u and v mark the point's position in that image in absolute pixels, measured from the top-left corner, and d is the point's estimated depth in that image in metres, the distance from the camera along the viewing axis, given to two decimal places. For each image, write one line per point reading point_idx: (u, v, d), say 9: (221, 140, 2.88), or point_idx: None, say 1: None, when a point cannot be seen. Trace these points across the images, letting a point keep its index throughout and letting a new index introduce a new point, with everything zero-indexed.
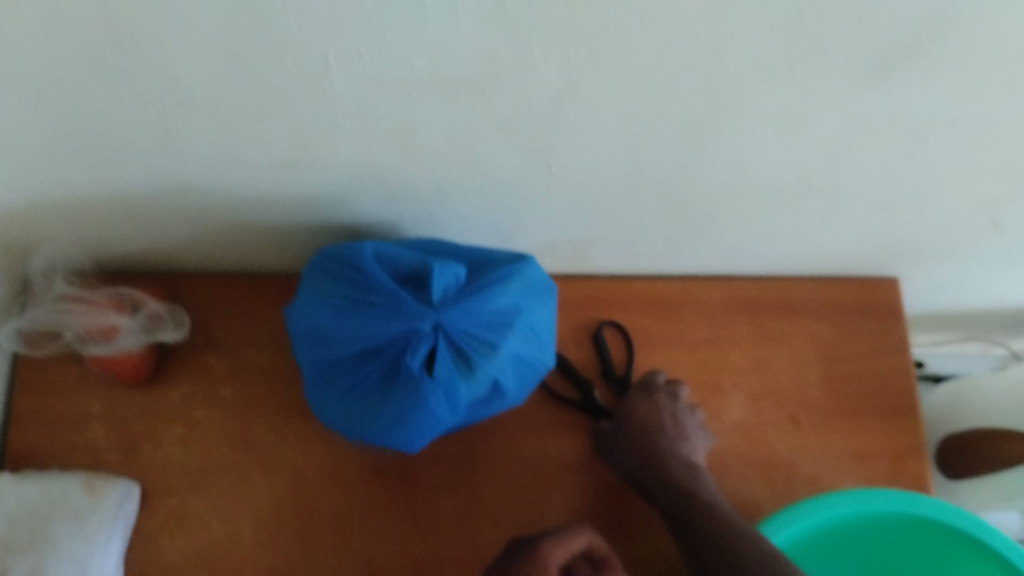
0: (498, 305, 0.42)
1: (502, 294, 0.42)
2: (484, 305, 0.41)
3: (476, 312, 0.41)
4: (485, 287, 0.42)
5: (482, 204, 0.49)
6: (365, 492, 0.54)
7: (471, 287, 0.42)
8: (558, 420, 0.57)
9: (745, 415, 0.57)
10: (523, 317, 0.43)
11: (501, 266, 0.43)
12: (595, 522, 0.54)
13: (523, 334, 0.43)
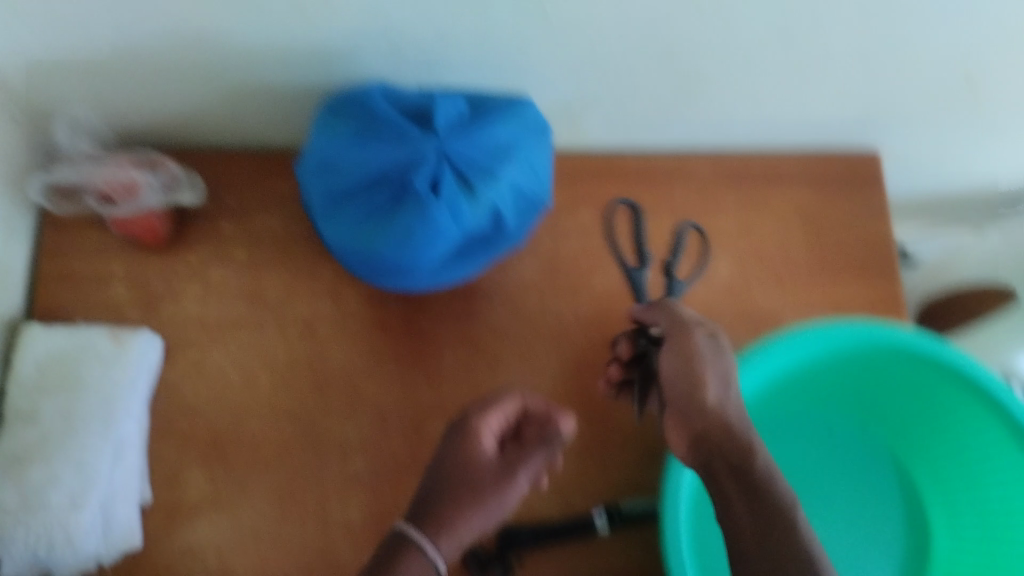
0: (499, 136, 0.44)
1: (502, 127, 0.44)
2: (484, 135, 0.44)
3: (477, 140, 0.44)
4: (486, 120, 0.44)
5: (481, 59, 0.51)
6: (374, 344, 0.57)
7: (472, 120, 0.44)
8: (555, 281, 0.59)
9: (732, 276, 0.59)
10: (522, 151, 0.45)
11: (500, 105, 0.46)
12: (589, 371, 0.57)
13: (523, 167, 0.45)
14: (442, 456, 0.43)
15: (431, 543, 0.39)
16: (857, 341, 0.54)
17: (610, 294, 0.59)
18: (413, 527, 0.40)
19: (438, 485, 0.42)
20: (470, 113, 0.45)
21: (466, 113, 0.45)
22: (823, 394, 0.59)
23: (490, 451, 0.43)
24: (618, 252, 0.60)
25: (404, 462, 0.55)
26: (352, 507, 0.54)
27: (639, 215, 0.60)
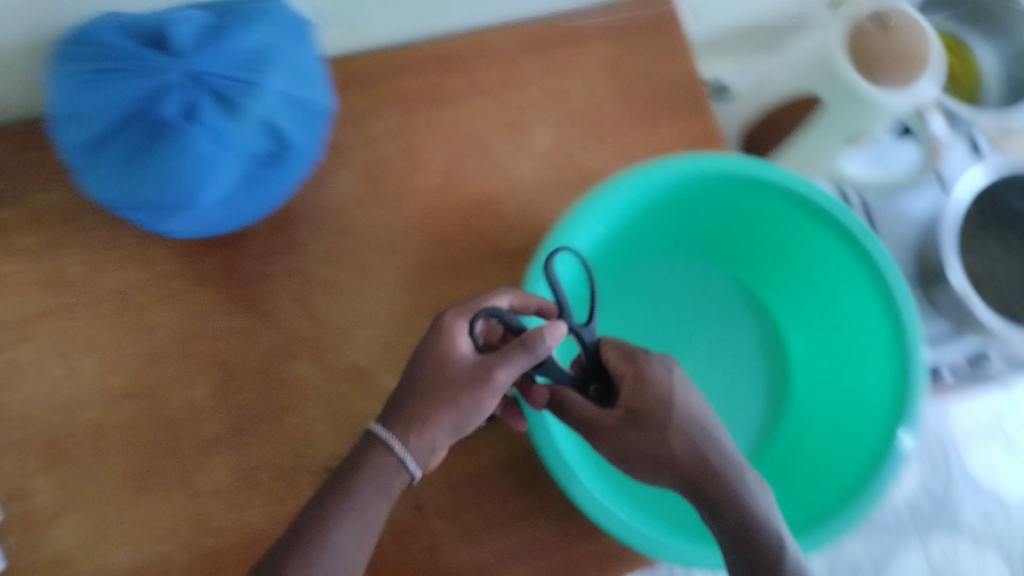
0: (247, 43, 0.41)
1: (248, 33, 0.41)
2: (228, 45, 0.40)
3: (222, 53, 0.40)
4: (231, 29, 0.41)
5: None
6: (200, 298, 0.54)
7: (213, 33, 0.41)
8: (378, 191, 0.57)
9: (553, 143, 0.58)
10: (281, 54, 0.42)
11: (244, 9, 0.42)
12: (432, 273, 0.56)
13: (285, 71, 0.42)
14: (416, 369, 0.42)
15: (400, 442, 0.40)
16: (676, 184, 0.55)
17: (434, 190, 0.57)
18: (382, 425, 0.41)
19: (415, 389, 0.41)
20: (214, 24, 0.41)
21: (207, 24, 0.41)
22: (662, 235, 0.62)
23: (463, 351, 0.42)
24: (433, 146, 0.57)
25: (262, 410, 0.53)
26: (219, 469, 0.52)
27: (446, 103, 0.58)
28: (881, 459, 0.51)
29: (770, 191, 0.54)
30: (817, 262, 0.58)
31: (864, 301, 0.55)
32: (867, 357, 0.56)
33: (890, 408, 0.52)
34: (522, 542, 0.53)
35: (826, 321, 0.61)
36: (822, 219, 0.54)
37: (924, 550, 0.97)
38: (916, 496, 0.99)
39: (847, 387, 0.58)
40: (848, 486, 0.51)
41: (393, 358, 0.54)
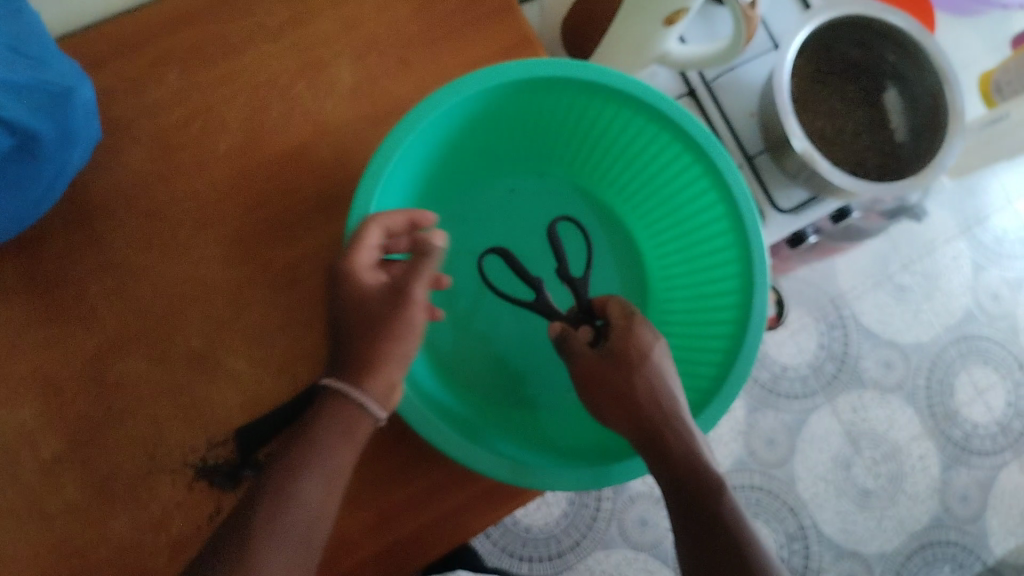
0: None
1: None
2: None
3: None
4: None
5: None
6: (4, 314, 0.49)
7: None
8: (178, 162, 0.52)
9: (356, 77, 0.54)
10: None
11: None
12: (254, 239, 0.52)
13: (3, 55, 0.39)
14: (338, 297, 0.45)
15: (359, 390, 0.43)
16: (488, 97, 0.52)
17: (238, 148, 0.53)
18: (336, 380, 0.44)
19: (344, 327, 0.45)
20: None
21: None
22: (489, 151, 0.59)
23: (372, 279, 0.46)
24: (228, 103, 0.53)
25: (100, 419, 0.49)
26: (66, 488, 0.48)
27: (232, 55, 0.54)
28: (737, 345, 0.51)
29: (587, 90, 0.52)
30: (651, 156, 0.56)
31: (700, 189, 0.54)
32: (712, 245, 0.55)
33: (739, 292, 0.52)
34: (405, 496, 0.51)
35: (669, 215, 0.59)
36: (644, 111, 0.52)
37: (832, 409, 1.01)
38: (818, 359, 1.01)
39: (698, 278, 0.58)
40: (711, 376, 0.52)
41: (230, 336, 0.51)
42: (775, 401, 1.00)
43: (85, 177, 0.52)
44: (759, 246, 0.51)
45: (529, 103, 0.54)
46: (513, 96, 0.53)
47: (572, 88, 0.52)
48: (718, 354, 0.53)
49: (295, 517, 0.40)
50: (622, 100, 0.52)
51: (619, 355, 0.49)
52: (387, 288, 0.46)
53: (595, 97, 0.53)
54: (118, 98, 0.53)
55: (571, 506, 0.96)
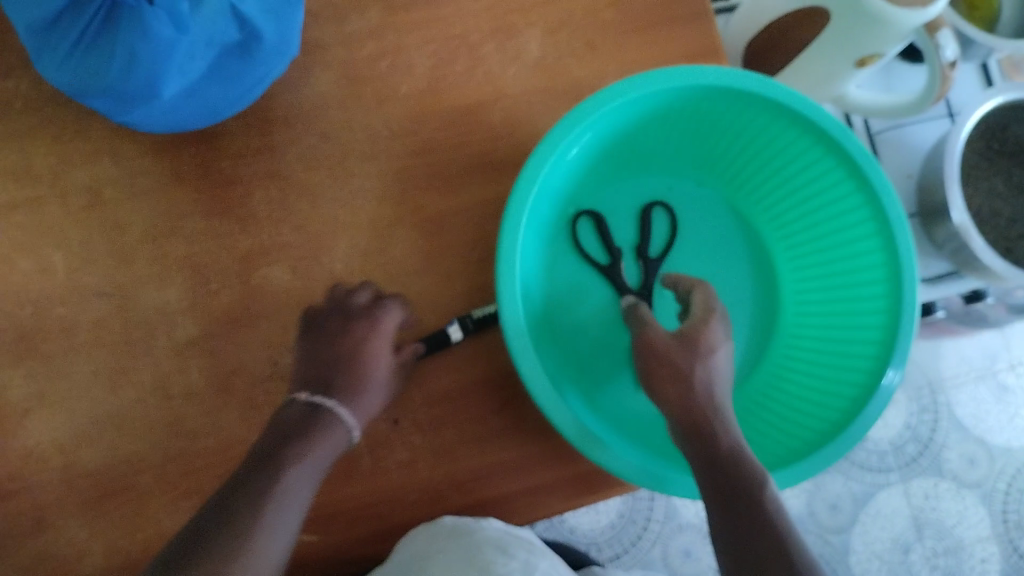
0: None
1: None
2: None
3: None
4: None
5: None
6: (172, 198, 0.52)
7: None
8: (359, 93, 0.54)
9: (541, 50, 0.56)
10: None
11: None
12: (412, 183, 0.54)
13: None
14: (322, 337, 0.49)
15: (347, 410, 0.47)
16: (675, 95, 0.52)
17: (418, 93, 0.55)
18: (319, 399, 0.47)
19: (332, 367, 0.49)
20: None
21: None
22: (653, 150, 0.59)
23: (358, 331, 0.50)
24: (418, 48, 0.55)
25: (235, 316, 0.51)
26: (192, 372, 0.51)
27: (431, 4, 0.55)
28: (866, 397, 0.50)
29: (772, 109, 0.52)
30: (816, 190, 0.56)
31: (860, 233, 0.53)
32: (858, 293, 0.54)
33: (879, 346, 0.51)
34: (500, 461, 0.52)
35: (816, 255, 0.58)
36: (824, 142, 0.52)
37: (904, 490, 0.98)
38: (901, 437, 0.99)
39: (833, 324, 0.56)
40: (831, 423, 0.51)
41: (372, 269, 0.53)
42: (848, 468, 0.99)
43: (272, 87, 0.54)
44: (911, 303, 0.50)
45: (713, 111, 0.54)
46: (700, 100, 0.53)
47: (761, 105, 0.52)
48: (841, 401, 0.52)
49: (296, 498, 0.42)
50: (806, 128, 0.52)
51: (684, 340, 0.47)
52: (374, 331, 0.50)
53: (779, 120, 0.53)
54: (318, 21, 0.55)
55: (620, 518, 0.96)
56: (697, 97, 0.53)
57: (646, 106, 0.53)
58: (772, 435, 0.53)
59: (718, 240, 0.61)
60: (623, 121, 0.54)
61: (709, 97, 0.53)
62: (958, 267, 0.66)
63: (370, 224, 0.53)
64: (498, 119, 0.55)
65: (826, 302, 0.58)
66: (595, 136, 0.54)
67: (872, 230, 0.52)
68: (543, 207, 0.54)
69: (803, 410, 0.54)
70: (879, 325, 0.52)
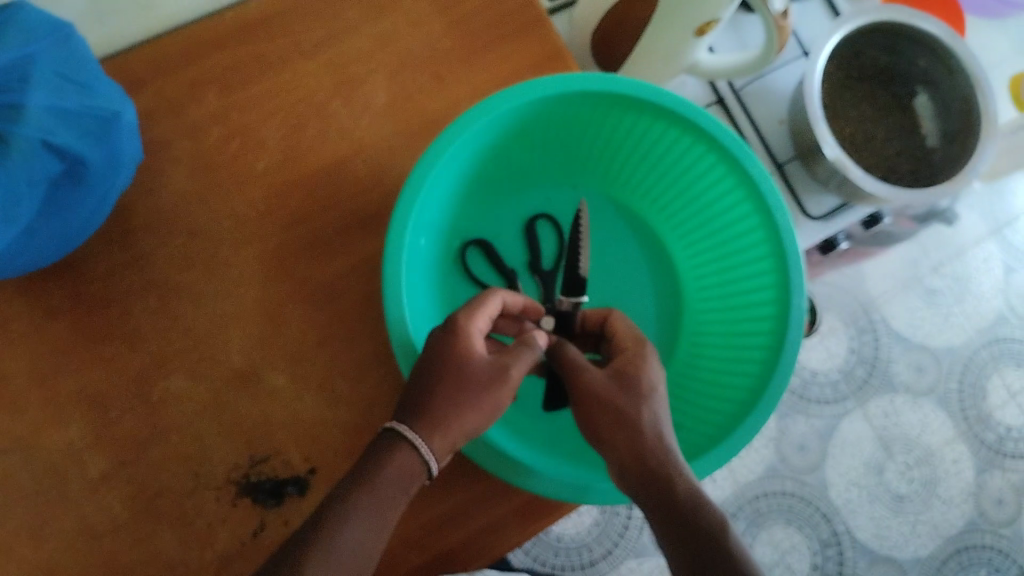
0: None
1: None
2: None
3: None
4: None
5: None
6: (47, 337, 0.50)
7: None
8: (217, 181, 0.53)
9: (389, 94, 0.55)
10: (38, 66, 0.40)
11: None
12: (288, 259, 0.53)
13: (48, 81, 0.40)
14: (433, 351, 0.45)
15: (424, 442, 0.42)
16: (523, 113, 0.52)
17: (277, 166, 0.54)
18: (404, 423, 0.43)
19: (431, 376, 0.44)
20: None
21: None
22: (521, 165, 0.59)
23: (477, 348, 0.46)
24: (267, 122, 0.54)
25: (146, 436, 0.50)
26: (113, 504, 0.49)
27: (270, 74, 0.55)
28: (776, 357, 0.51)
29: (618, 102, 0.52)
30: (684, 165, 0.56)
31: (735, 198, 0.54)
32: (749, 254, 0.55)
33: (776, 302, 0.52)
34: (448, 508, 0.51)
35: (705, 224, 0.58)
36: (675, 120, 0.52)
37: (864, 413, 1.00)
38: (848, 364, 1.01)
39: (735, 288, 0.57)
40: (749, 388, 0.51)
41: (271, 354, 0.52)
42: (807, 406, 1.00)
43: (126, 197, 0.53)
44: (795, 254, 0.50)
45: (567, 116, 0.54)
46: (550, 110, 0.53)
47: (609, 100, 0.52)
48: (755, 365, 0.52)
49: (341, 561, 0.38)
50: (658, 113, 0.52)
51: (621, 380, 0.47)
52: (489, 368, 0.45)
53: (631, 110, 0.53)
54: (158, 120, 0.53)
55: (602, 515, 0.95)
56: (546, 107, 0.53)
57: (499, 128, 0.53)
58: (700, 415, 0.54)
59: (604, 233, 0.62)
60: (482, 148, 0.54)
61: (557, 104, 0.53)
62: (847, 199, 0.67)
63: (260, 308, 0.52)
64: (366, 173, 0.54)
65: (724, 268, 0.58)
66: (458, 168, 0.53)
67: (744, 195, 0.53)
68: (422, 248, 0.53)
69: (724, 381, 0.55)
70: (774, 281, 0.52)
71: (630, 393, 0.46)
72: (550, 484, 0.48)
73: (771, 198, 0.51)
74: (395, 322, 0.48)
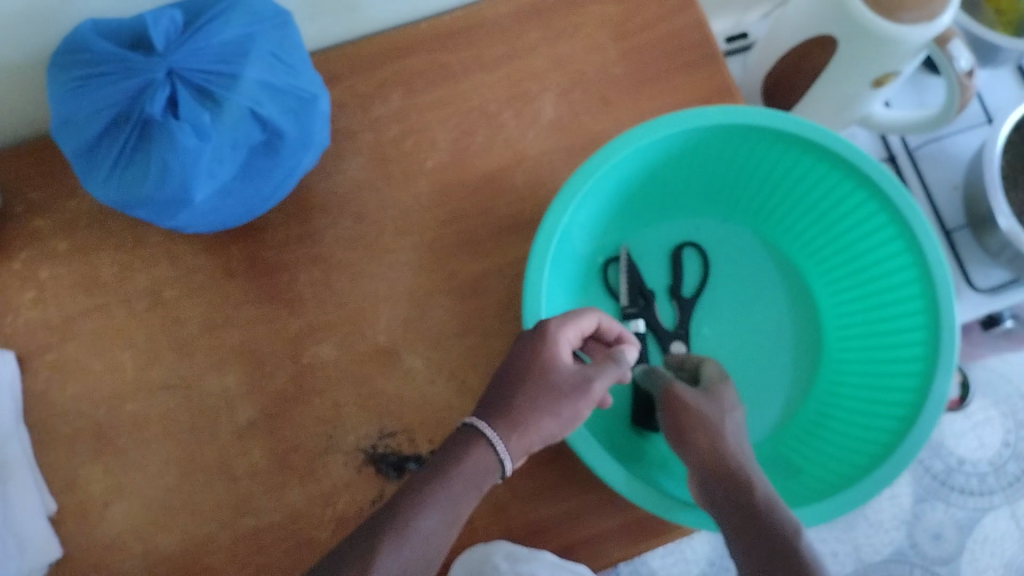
0: (226, 38, 0.43)
1: (226, 25, 0.43)
2: (208, 39, 0.43)
3: (204, 48, 0.42)
4: (206, 25, 0.43)
5: None
6: (223, 292, 0.56)
7: (193, 28, 0.43)
8: (389, 173, 0.58)
9: (557, 111, 0.58)
10: (257, 44, 0.44)
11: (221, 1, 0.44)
12: (442, 252, 0.56)
13: (263, 59, 0.44)
14: (519, 356, 0.45)
15: (503, 443, 0.43)
16: (685, 139, 0.53)
17: (445, 166, 0.58)
18: (487, 424, 0.43)
19: (516, 378, 0.45)
20: (188, 24, 0.43)
21: (183, 24, 0.43)
22: (675, 192, 0.60)
23: (562, 357, 0.45)
24: (441, 125, 0.58)
25: (291, 394, 0.54)
26: (255, 452, 0.53)
27: (451, 82, 0.59)
28: (914, 417, 0.49)
29: (782, 139, 0.53)
30: (841, 211, 0.55)
31: (890, 249, 0.53)
32: (898, 310, 0.53)
33: (923, 362, 0.50)
34: (556, 512, 0.52)
35: (855, 276, 0.57)
36: (837, 163, 0.52)
37: (1011, 513, 0.93)
38: (1001, 457, 0.94)
39: (878, 342, 0.55)
40: (880, 445, 0.50)
41: (413, 338, 0.55)
42: (948, 494, 0.94)
43: (308, 177, 0.58)
44: (949, 315, 0.48)
45: (725, 146, 0.55)
46: (710, 139, 0.54)
47: (771, 135, 0.52)
48: (891, 423, 0.50)
49: (412, 549, 0.39)
50: (820, 153, 0.52)
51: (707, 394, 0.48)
52: (573, 381, 0.45)
53: (793, 147, 0.53)
54: (346, 112, 0.58)
55: (710, 567, 0.92)
56: (706, 135, 0.53)
57: (657, 150, 0.54)
58: (825, 465, 0.53)
59: (749, 270, 0.62)
60: (637, 167, 0.55)
61: (718, 133, 0.53)
62: (1018, 275, 0.64)
63: (411, 295, 0.56)
64: (525, 182, 0.57)
65: (868, 322, 0.57)
66: (612, 184, 0.55)
67: (900, 247, 0.52)
68: (567, 260, 0.55)
69: (855, 435, 0.53)
70: (922, 341, 0.50)
71: (713, 404, 0.47)
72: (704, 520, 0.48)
73: (931, 254, 0.49)
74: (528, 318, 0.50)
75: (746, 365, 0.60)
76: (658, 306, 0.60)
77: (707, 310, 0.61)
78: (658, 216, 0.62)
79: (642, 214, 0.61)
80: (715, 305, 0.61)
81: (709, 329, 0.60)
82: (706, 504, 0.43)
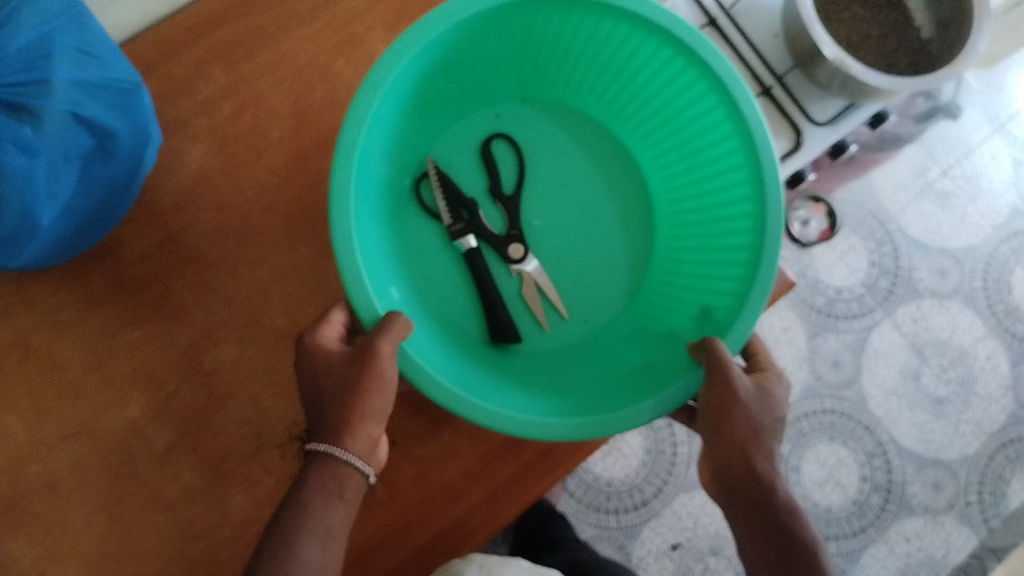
0: (23, 42, 0.39)
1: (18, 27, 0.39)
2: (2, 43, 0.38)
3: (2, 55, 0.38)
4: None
5: None
6: (96, 321, 0.51)
7: None
8: (237, 154, 0.55)
9: (391, 48, 0.57)
10: (59, 42, 0.40)
11: None
12: (318, 220, 0.54)
13: (70, 57, 0.40)
14: (306, 380, 0.45)
15: (339, 447, 0.43)
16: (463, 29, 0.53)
17: (292, 131, 0.55)
18: (316, 442, 0.43)
19: (314, 395, 0.45)
20: None
21: None
22: (472, 84, 0.61)
23: (326, 353, 0.46)
24: (276, 90, 0.55)
25: (203, 405, 0.51)
26: (184, 474, 0.50)
27: (271, 44, 0.56)
28: (755, 247, 0.52)
29: (558, 8, 0.53)
30: (632, 59, 0.57)
31: (687, 82, 0.55)
32: (708, 135, 0.56)
33: (746, 178, 0.53)
34: (505, 438, 0.53)
35: (662, 116, 0.60)
36: (619, 17, 0.53)
37: (892, 323, 1.00)
38: (871, 276, 1.01)
39: (702, 169, 0.58)
40: (742, 267, 0.53)
41: (315, 311, 0.53)
42: (835, 324, 1.00)
43: (151, 180, 0.54)
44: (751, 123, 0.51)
45: (507, 26, 0.55)
46: (490, 24, 0.54)
47: (546, 4, 0.53)
48: (744, 244, 0.54)
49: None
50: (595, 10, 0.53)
51: (756, 389, 0.48)
52: (354, 350, 0.45)
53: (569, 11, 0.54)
54: (171, 101, 0.55)
55: (648, 455, 0.95)
56: (484, 22, 0.53)
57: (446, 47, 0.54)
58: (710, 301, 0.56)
59: (561, 149, 0.65)
60: (430, 69, 0.55)
61: (496, 16, 0.53)
62: (851, 99, 0.66)
63: (298, 270, 0.53)
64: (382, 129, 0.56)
65: (688, 153, 0.59)
66: (410, 88, 0.54)
67: (695, 79, 0.54)
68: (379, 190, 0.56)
69: (717, 261, 0.57)
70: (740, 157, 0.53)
71: (764, 403, 0.47)
72: (600, 422, 0.48)
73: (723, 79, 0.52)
74: (352, 280, 0.47)
75: (584, 249, 0.64)
76: (484, 213, 0.63)
77: (534, 202, 0.64)
78: (460, 114, 0.64)
79: (445, 117, 0.63)
80: (539, 197, 0.64)
81: (540, 221, 0.64)
82: (720, 492, 0.46)
